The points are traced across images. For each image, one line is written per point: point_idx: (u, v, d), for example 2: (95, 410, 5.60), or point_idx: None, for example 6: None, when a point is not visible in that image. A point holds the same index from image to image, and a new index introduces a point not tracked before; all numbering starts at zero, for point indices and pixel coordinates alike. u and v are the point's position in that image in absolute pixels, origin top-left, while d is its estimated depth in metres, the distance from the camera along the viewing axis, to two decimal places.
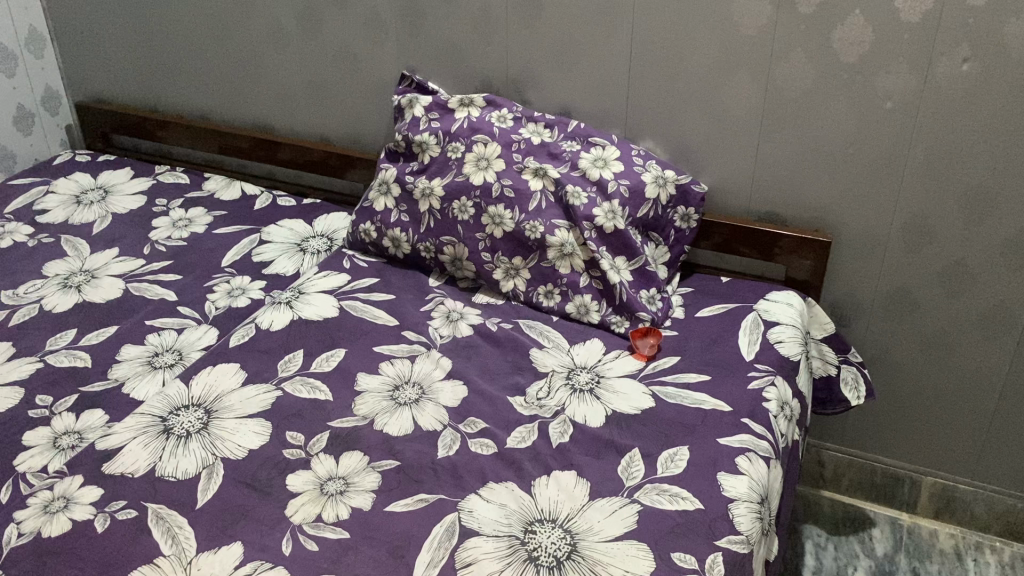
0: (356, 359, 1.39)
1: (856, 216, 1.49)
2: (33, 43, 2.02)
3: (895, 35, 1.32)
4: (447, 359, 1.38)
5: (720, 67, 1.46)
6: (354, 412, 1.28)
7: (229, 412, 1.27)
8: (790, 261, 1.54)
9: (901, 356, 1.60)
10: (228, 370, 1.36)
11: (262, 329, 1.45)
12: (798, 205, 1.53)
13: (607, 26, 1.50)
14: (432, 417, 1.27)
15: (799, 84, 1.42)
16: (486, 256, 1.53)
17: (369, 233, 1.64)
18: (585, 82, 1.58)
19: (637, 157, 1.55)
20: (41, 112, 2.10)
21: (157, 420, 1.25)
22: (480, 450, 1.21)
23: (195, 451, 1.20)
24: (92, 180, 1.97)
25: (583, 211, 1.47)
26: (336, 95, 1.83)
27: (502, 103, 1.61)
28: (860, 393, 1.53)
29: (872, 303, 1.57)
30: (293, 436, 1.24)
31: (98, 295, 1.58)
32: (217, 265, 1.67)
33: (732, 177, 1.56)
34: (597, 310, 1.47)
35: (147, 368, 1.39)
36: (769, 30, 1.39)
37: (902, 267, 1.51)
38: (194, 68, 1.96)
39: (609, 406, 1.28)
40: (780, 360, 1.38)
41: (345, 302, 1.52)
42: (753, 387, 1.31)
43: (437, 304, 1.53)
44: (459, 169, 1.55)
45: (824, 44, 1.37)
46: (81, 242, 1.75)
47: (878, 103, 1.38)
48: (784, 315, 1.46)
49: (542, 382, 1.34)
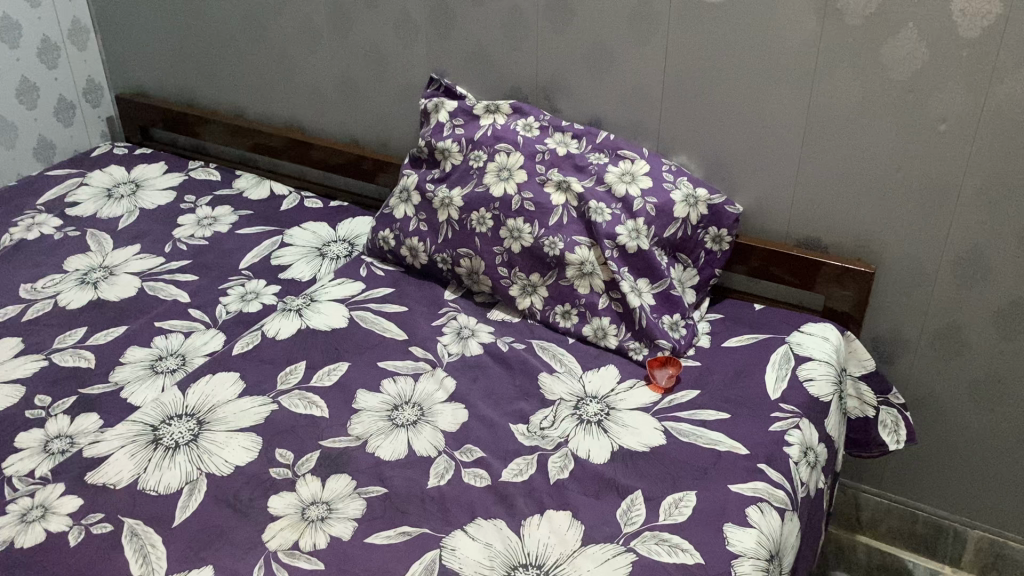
0: (359, 374, 1.33)
1: (903, 246, 1.38)
2: (76, 34, 2.03)
3: (952, 52, 1.20)
4: (451, 380, 1.32)
5: (759, 81, 1.36)
6: (348, 431, 1.23)
7: (220, 424, 1.23)
8: (830, 292, 1.43)
9: (949, 399, 1.48)
10: (227, 379, 1.32)
11: (268, 337, 1.41)
12: (840, 231, 1.42)
13: (641, 33, 1.42)
14: (428, 442, 1.20)
15: (845, 100, 1.31)
16: (503, 271, 1.47)
17: (387, 241, 1.59)
18: (617, 91, 1.49)
19: (668, 173, 1.46)
20: (83, 104, 2.10)
21: (147, 430, 1.22)
22: (473, 482, 1.14)
23: (180, 464, 1.17)
24: (126, 173, 1.96)
25: (605, 229, 1.39)
26: (366, 96, 1.78)
27: (530, 111, 1.54)
28: (899, 437, 1.42)
29: (918, 341, 1.45)
30: (282, 454, 1.19)
31: (114, 292, 1.57)
32: (235, 266, 1.64)
33: (770, 197, 1.45)
34: (615, 334, 1.39)
35: (148, 372, 1.36)
36: (814, 41, 1.29)
37: (952, 303, 1.39)
38: (229, 63, 1.94)
39: (616, 442, 1.20)
40: (808, 400, 1.27)
41: (356, 312, 1.47)
42: (774, 429, 1.21)
43: (449, 320, 1.47)
44: (479, 179, 1.50)
45: (874, 59, 1.26)
46: (105, 237, 1.74)
47: (931, 125, 1.26)
48: (818, 351, 1.35)
49: (548, 410, 1.26)
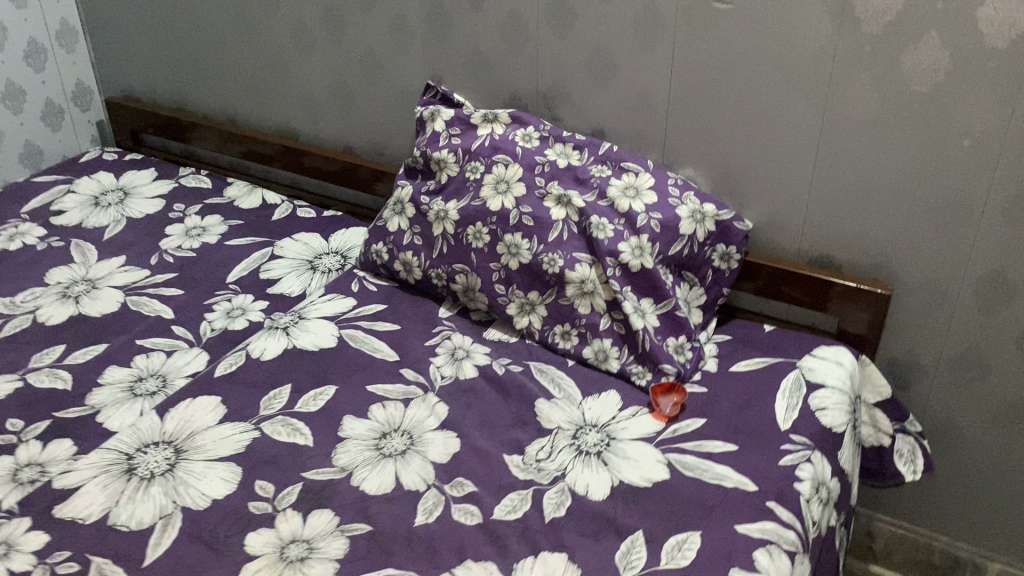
0: (346, 398, 1.27)
1: (921, 266, 1.30)
2: (64, 37, 1.96)
3: (977, 63, 1.13)
4: (443, 406, 1.25)
5: (770, 91, 1.28)
6: (333, 462, 1.16)
7: (199, 453, 1.17)
8: (844, 313, 1.35)
9: (969, 426, 1.40)
10: (208, 404, 1.25)
11: (253, 357, 1.34)
12: (855, 249, 1.35)
13: (647, 40, 1.34)
14: (417, 475, 1.14)
15: (862, 112, 1.23)
16: (500, 289, 1.40)
17: (380, 255, 1.52)
18: (621, 101, 1.42)
19: (674, 188, 1.38)
20: (72, 108, 2.04)
21: (122, 459, 1.16)
22: (463, 519, 1.07)
23: (155, 497, 1.11)
24: (114, 181, 1.90)
25: (607, 246, 1.32)
26: (361, 103, 1.71)
27: (529, 120, 1.47)
28: (916, 467, 1.35)
29: (936, 365, 1.37)
30: (263, 487, 1.13)
31: (95, 307, 1.51)
32: (222, 280, 1.58)
33: (782, 212, 1.38)
34: (617, 356, 1.32)
35: (127, 394, 1.30)
36: (830, 50, 1.21)
37: (974, 327, 1.31)
38: (220, 67, 1.87)
39: (617, 476, 1.13)
40: (821, 431, 1.20)
41: (345, 331, 1.40)
42: (785, 463, 1.14)
43: (443, 339, 1.40)
44: (476, 192, 1.43)
45: (893, 69, 1.18)
46: (90, 248, 1.68)
47: (954, 139, 1.19)
48: (831, 377, 1.28)
49: (545, 440, 1.19)
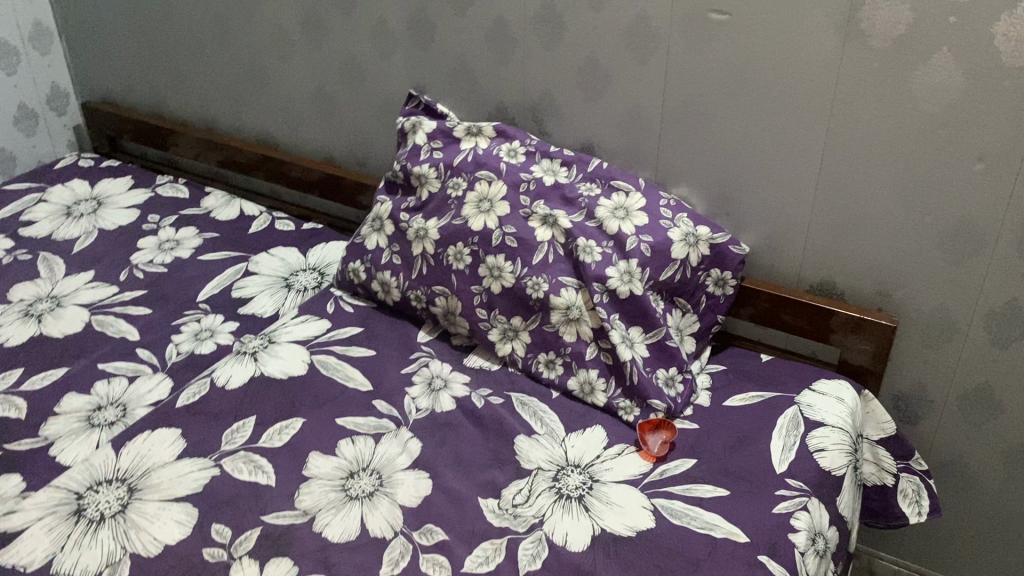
0: (315, 433, 1.19)
1: (929, 296, 1.22)
2: (37, 38, 1.88)
3: (992, 83, 1.04)
4: (416, 443, 1.17)
5: (769, 109, 1.20)
6: (296, 504, 1.09)
7: (153, 492, 1.10)
8: (846, 344, 1.27)
9: (978, 465, 1.32)
10: (167, 437, 1.18)
11: (217, 386, 1.27)
12: (858, 276, 1.26)
13: (639, 52, 1.26)
14: (384, 520, 1.06)
15: (868, 133, 1.15)
16: (482, 314, 1.31)
17: (357, 274, 1.44)
18: (612, 116, 1.34)
19: (666, 209, 1.30)
20: (47, 112, 1.96)
21: (71, 498, 1.09)
22: (431, 571, 1.00)
23: (103, 542, 1.03)
24: (88, 189, 1.83)
25: (594, 271, 1.24)
26: (341, 112, 1.63)
27: (515, 134, 1.39)
28: (921, 509, 1.26)
29: (944, 400, 1.29)
30: (219, 531, 1.05)
31: (58, 327, 1.43)
32: (192, 298, 1.50)
33: (781, 235, 1.30)
34: (603, 389, 1.24)
35: (82, 425, 1.23)
36: (833, 67, 1.13)
37: (984, 361, 1.23)
38: (197, 72, 1.79)
39: (598, 524, 1.05)
40: (819, 475, 1.12)
41: (317, 357, 1.33)
42: (779, 511, 1.06)
43: (421, 367, 1.32)
44: (458, 210, 1.34)
45: (902, 87, 1.10)
46: (57, 262, 1.61)
47: (966, 164, 1.10)
48: (831, 414, 1.20)
49: (523, 482, 1.12)
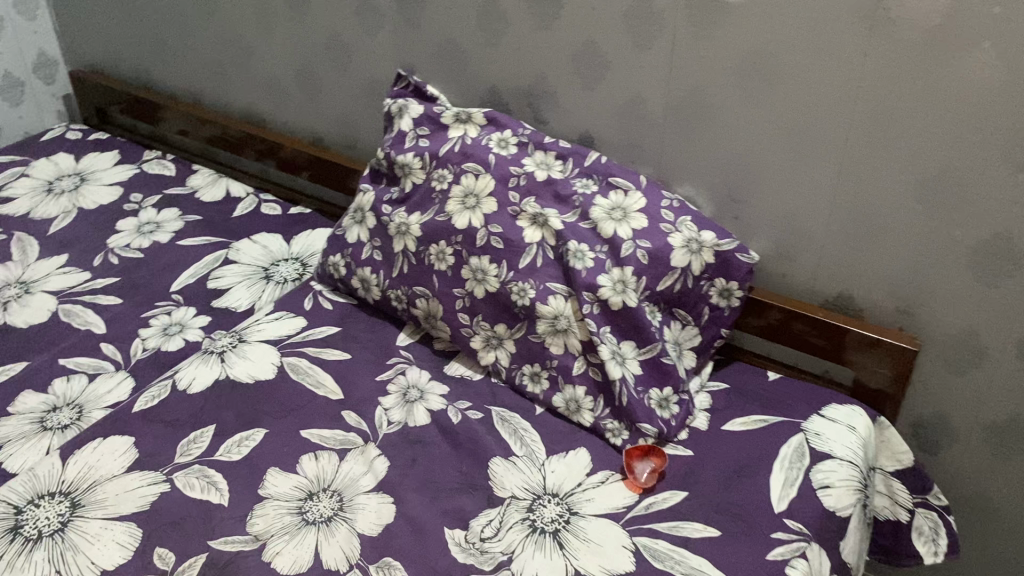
0: (276, 447, 1.11)
1: (957, 317, 1.09)
2: (22, 3, 1.80)
3: None
4: (382, 462, 1.08)
5: (784, 104, 1.08)
6: (246, 529, 1.00)
7: (97, 509, 1.02)
8: (861, 366, 1.15)
9: (1002, 499, 1.21)
10: (118, 447, 1.10)
11: (178, 389, 1.19)
12: (878, 292, 1.14)
13: (640, 36, 1.13)
14: (340, 550, 0.97)
15: (893, 135, 1.02)
16: (464, 319, 1.21)
17: (337, 268, 1.34)
18: (612, 105, 1.22)
19: (668, 211, 1.18)
20: (34, 81, 1.88)
21: (9, 512, 1.01)
22: None
23: (37, 564, 0.95)
24: (73, 164, 1.75)
25: (585, 278, 1.13)
26: (328, 91, 1.52)
27: (507, 122, 1.28)
28: (937, 548, 1.15)
29: (967, 429, 1.17)
30: (162, 556, 0.97)
31: (24, 317, 1.36)
32: (165, 289, 1.42)
33: (794, 242, 1.18)
34: (590, 408, 1.14)
35: (35, 428, 1.15)
36: (856, 59, 1.00)
37: (1015, 390, 1.10)
38: (183, 43, 1.69)
39: (572, 564, 0.95)
40: (822, 516, 1.01)
41: (288, 360, 1.24)
42: (774, 557, 0.95)
43: (397, 375, 1.22)
44: (441, 205, 1.24)
45: (934, 85, 0.96)
46: (32, 244, 1.53)
47: (1004, 173, 0.97)
48: (840, 446, 1.08)
49: (494, 512, 1.02)
